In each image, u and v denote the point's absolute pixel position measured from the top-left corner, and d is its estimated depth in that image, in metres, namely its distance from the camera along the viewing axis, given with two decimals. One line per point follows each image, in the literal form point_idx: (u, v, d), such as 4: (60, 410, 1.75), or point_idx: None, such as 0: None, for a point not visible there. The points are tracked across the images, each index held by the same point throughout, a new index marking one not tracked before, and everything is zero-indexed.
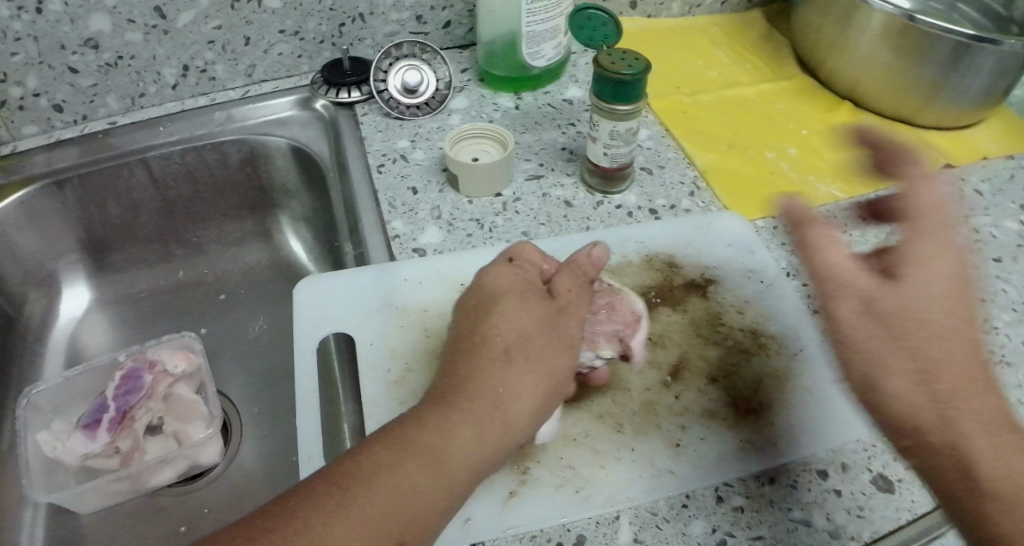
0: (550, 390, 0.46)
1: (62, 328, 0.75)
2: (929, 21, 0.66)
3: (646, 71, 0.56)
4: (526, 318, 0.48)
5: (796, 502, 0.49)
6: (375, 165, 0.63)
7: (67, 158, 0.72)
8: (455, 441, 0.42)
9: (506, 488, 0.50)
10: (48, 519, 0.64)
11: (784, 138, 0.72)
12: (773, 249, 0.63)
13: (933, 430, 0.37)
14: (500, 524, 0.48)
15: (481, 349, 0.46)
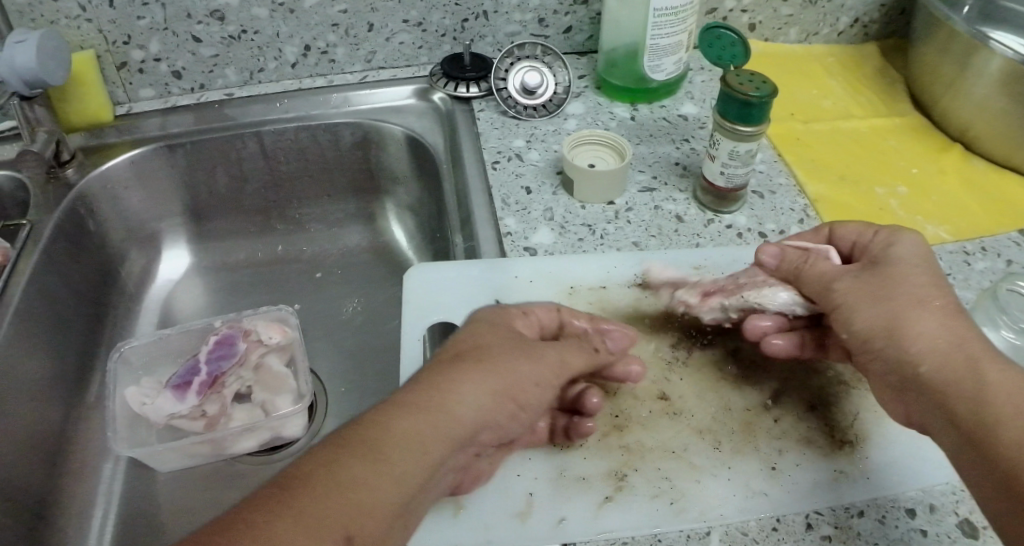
0: (498, 393, 0.43)
1: (159, 287, 0.77)
2: None
3: (774, 95, 0.54)
4: (519, 339, 0.47)
5: (884, 538, 0.45)
6: (490, 161, 0.65)
7: (181, 124, 0.74)
8: (405, 439, 0.39)
9: (602, 493, 0.47)
10: (129, 472, 0.66)
11: (895, 175, 0.71)
12: None
13: (965, 408, 0.40)
14: (594, 527, 0.45)
15: (448, 360, 0.45)
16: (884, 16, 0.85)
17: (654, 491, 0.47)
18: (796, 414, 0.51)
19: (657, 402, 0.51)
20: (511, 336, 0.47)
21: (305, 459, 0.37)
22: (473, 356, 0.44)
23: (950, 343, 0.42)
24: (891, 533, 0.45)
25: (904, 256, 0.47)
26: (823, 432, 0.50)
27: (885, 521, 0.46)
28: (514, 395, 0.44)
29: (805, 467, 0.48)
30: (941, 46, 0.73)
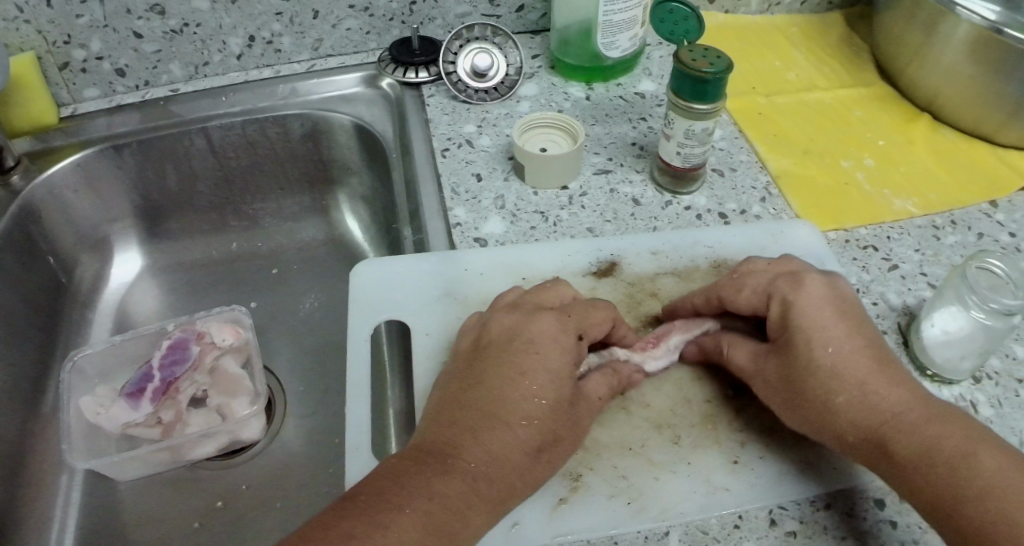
0: (546, 446, 0.42)
1: (113, 291, 0.75)
2: (1017, 36, 0.61)
3: (728, 70, 0.52)
4: (557, 362, 0.45)
5: (850, 530, 0.44)
6: (439, 149, 0.63)
7: (127, 123, 0.72)
8: (440, 503, 0.38)
9: (556, 494, 0.45)
10: (87, 484, 0.64)
11: (861, 147, 0.69)
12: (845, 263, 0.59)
13: (904, 459, 0.40)
14: (549, 531, 0.44)
15: (484, 393, 0.43)
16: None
17: (612, 490, 0.46)
18: (759, 403, 0.50)
19: (613, 395, 0.50)
20: (556, 376, 0.44)
21: (347, 511, 0.38)
22: (521, 402, 0.42)
23: (867, 406, 0.42)
24: (857, 526, 0.44)
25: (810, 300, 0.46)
26: (787, 421, 0.49)
27: (851, 513, 0.45)
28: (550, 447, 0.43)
29: (768, 460, 0.47)
30: (907, 12, 0.71)
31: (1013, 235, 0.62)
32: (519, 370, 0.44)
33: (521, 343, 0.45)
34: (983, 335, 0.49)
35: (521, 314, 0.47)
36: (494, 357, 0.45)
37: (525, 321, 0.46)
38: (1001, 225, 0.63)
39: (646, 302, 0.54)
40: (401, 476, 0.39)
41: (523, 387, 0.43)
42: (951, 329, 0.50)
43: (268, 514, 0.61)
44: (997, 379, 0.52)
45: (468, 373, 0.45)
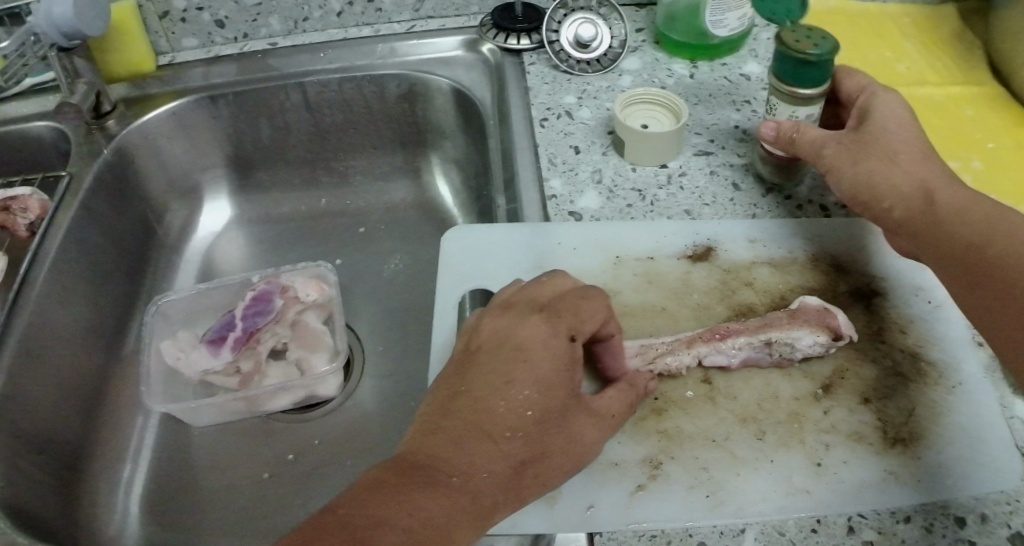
0: (535, 456, 0.40)
1: (201, 239, 0.76)
2: None
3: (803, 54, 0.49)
4: (549, 369, 0.42)
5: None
6: (538, 118, 0.61)
7: (226, 74, 0.72)
8: (421, 515, 0.35)
9: (636, 481, 0.44)
10: (161, 426, 0.65)
11: (970, 148, 0.66)
12: None
13: (925, 230, 0.47)
14: (623, 517, 0.43)
15: (469, 402, 0.40)
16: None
17: (690, 481, 0.44)
18: (848, 406, 0.47)
19: (698, 385, 0.49)
20: (546, 381, 0.41)
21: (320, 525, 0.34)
22: (513, 405, 0.40)
23: (909, 175, 0.49)
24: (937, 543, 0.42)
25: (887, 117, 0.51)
26: (875, 427, 0.46)
27: (931, 529, 0.42)
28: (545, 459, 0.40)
29: (853, 466, 0.45)
30: None
31: None
32: (505, 378, 0.41)
33: (510, 349, 0.43)
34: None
35: (514, 313, 0.45)
36: (484, 361, 0.43)
37: (515, 326, 0.44)
38: None
39: (739, 292, 0.53)
40: (379, 489, 0.36)
41: (515, 396, 0.40)
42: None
43: (336, 471, 0.61)
44: None
45: (460, 378, 0.42)
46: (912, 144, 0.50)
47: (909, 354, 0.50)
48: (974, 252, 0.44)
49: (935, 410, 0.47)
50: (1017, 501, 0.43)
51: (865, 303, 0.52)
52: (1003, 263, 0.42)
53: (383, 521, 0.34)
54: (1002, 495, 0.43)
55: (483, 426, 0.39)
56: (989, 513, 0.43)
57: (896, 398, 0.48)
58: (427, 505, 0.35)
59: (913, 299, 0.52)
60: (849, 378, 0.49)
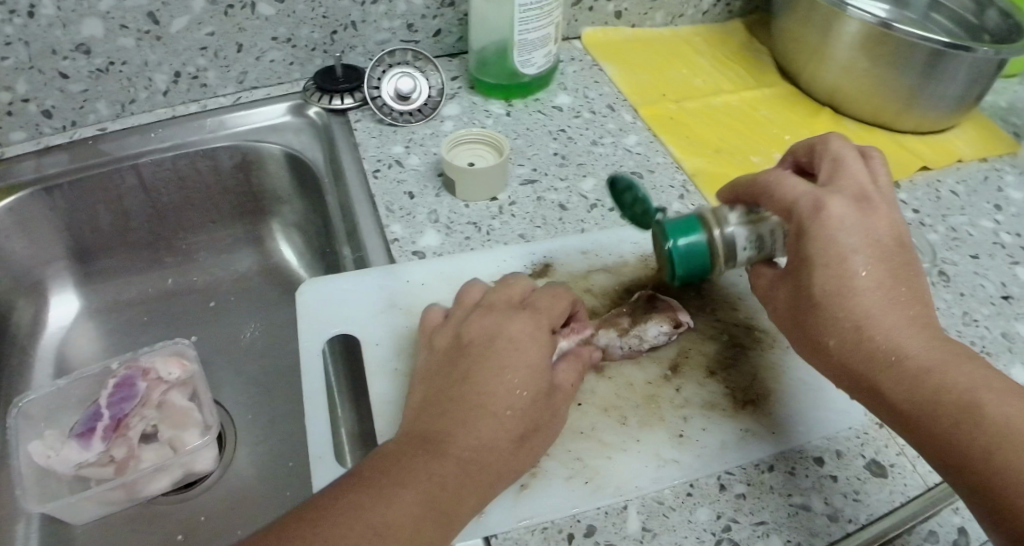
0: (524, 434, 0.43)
1: (51, 336, 0.74)
2: (905, 29, 0.69)
3: (671, 241, 0.49)
4: (536, 358, 0.45)
5: (794, 488, 0.48)
6: (371, 170, 0.65)
7: (57, 164, 0.71)
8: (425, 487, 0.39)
9: (518, 481, 0.47)
10: (43, 529, 0.63)
11: (768, 141, 0.74)
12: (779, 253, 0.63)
13: (846, 343, 0.44)
14: (515, 515, 0.46)
15: (457, 395, 0.43)
16: None
17: (569, 472, 0.48)
18: (696, 380, 0.53)
19: None
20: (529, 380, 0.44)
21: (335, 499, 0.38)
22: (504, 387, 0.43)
23: (844, 282, 0.44)
24: (801, 483, 0.48)
25: (851, 175, 0.49)
26: (724, 394, 0.53)
27: (794, 472, 0.49)
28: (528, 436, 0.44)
29: (710, 431, 0.50)
30: (803, 15, 0.78)
31: (916, 211, 0.71)
32: (487, 375, 0.44)
33: (495, 341, 0.45)
34: None
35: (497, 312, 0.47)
36: (471, 358, 0.45)
37: (501, 321, 0.46)
38: (904, 203, 0.71)
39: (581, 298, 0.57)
40: (373, 473, 0.40)
41: (506, 380, 0.43)
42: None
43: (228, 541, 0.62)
44: None
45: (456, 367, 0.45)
46: (856, 179, 0.48)
47: (742, 327, 0.57)
48: (926, 397, 0.41)
49: (770, 370, 0.54)
50: (866, 434, 0.51)
51: (696, 290, 0.60)
52: (936, 406, 0.40)
53: (381, 499, 0.38)
54: (852, 431, 0.51)
55: (469, 416, 0.42)
56: (844, 448, 0.50)
57: (735, 366, 0.54)
58: (418, 490, 0.39)
59: (738, 280, 0.61)
60: (693, 357, 0.55)
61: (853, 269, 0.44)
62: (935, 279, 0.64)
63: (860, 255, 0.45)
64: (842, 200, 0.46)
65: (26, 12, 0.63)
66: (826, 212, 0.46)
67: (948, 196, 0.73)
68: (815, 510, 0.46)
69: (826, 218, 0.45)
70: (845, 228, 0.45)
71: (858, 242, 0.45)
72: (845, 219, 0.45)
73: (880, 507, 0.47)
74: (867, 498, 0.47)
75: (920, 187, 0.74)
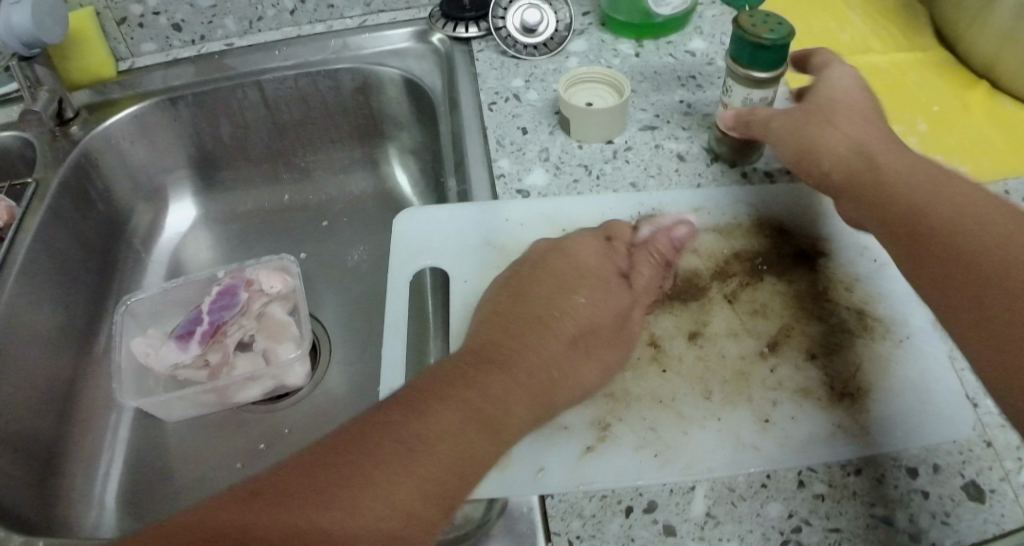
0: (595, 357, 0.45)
1: (167, 241, 0.78)
2: None
3: (792, 36, 0.53)
4: (597, 281, 0.48)
5: (879, 498, 0.43)
6: (487, 102, 0.62)
7: (182, 77, 0.74)
8: (483, 402, 0.40)
9: (584, 443, 0.46)
10: (136, 422, 0.67)
11: (914, 112, 0.70)
12: None
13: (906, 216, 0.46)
14: (574, 478, 0.44)
15: (511, 328, 0.45)
16: None
17: (638, 442, 0.46)
18: (793, 362, 0.49)
19: (645, 348, 0.49)
20: (577, 306, 0.46)
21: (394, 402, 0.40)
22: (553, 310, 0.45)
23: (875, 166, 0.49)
24: (888, 493, 0.43)
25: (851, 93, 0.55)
26: (822, 382, 0.48)
27: (882, 480, 0.44)
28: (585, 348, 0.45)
29: (799, 420, 0.46)
30: None
31: None
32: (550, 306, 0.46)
33: (559, 258, 0.49)
34: None
35: (576, 239, 0.50)
36: (533, 289, 0.47)
37: (579, 247, 0.50)
38: None
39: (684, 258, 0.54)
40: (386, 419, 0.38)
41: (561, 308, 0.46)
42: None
43: None
44: None
45: (518, 291, 0.48)
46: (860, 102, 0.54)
47: (856, 311, 0.51)
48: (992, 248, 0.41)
49: (880, 364, 0.49)
50: (971, 450, 0.45)
51: (811, 263, 0.54)
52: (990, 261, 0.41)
53: (458, 407, 0.39)
54: (956, 445, 0.45)
55: (534, 332, 0.44)
56: (943, 463, 0.44)
57: (841, 353, 0.49)
58: (480, 408, 0.40)
59: (859, 258, 0.54)
60: (794, 334, 0.50)
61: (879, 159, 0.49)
62: None
63: (850, 98, 0.54)
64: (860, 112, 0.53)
65: None
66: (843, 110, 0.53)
67: None
68: (896, 525, 0.42)
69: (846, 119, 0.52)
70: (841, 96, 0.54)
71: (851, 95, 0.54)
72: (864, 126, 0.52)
73: (970, 535, 0.41)
74: (958, 523, 0.42)
75: None
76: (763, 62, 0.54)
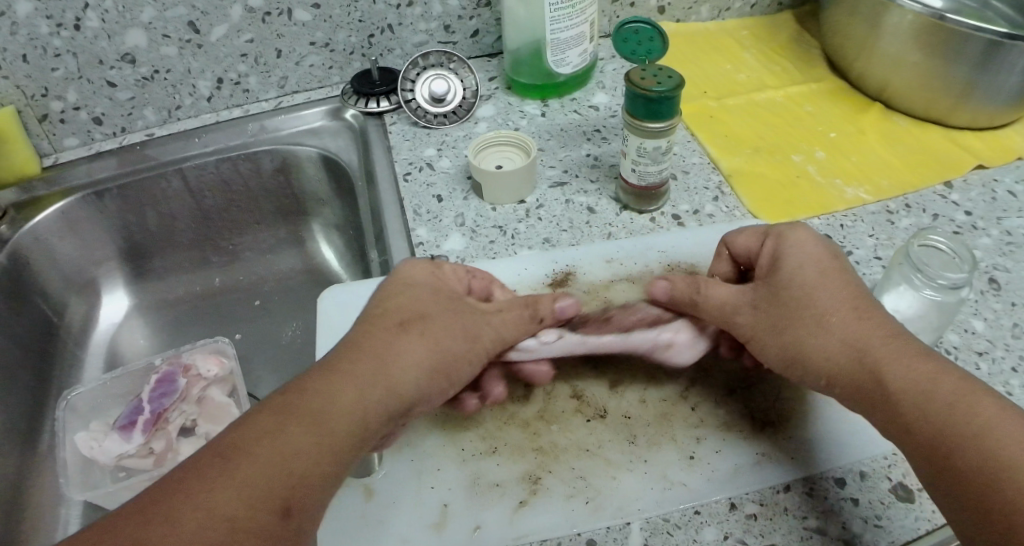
0: (441, 363, 0.46)
1: (102, 333, 0.77)
2: (957, 20, 0.66)
3: (680, 88, 0.53)
4: (452, 301, 0.49)
5: (811, 511, 0.45)
6: (401, 173, 0.65)
7: (106, 169, 0.75)
8: (331, 408, 0.41)
9: (517, 497, 0.46)
10: (85, 517, 0.66)
11: (812, 141, 0.74)
12: (864, 242, 0.62)
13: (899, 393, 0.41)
14: (510, 532, 0.45)
15: (368, 344, 0.44)
16: None
17: (569, 491, 0.46)
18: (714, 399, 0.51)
19: (569, 400, 0.51)
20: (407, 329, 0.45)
21: (245, 420, 0.40)
22: (415, 326, 0.46)
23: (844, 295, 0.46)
24: (820, 505, 0.45)
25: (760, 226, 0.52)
26: (742, 415, 0.50)
27: (813, 493, 0.45)
28: (445, 364, 0.46)
29: (724, 454, 0.48)
30: (851, 7, 0.76)
31: (968, 213, 0.66)
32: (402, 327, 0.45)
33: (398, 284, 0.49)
34: (937, 310, 0.50)
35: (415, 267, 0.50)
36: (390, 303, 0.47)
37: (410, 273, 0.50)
38: (955, 204, 0.67)
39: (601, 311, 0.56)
40: (233, 444, 0.38)
41: (407, 327, 0.46)
42: (899, 310, 0.52)
43: None
44: (956, 354, 0.54)
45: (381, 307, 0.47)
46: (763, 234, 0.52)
47: None
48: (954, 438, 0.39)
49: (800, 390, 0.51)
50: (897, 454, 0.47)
51: None
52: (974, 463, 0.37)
53: (310, 418, 0.40)
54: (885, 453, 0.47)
55: (390, 354, 0.44)
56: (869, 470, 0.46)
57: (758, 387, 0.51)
58: (329, 412, 0.41)
59: None
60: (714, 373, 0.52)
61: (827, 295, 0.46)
62: (983, 288, 0.59)
63: (840, 300, 0.46)
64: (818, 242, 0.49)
65: (73, 25, 0.67)
66: (799, 241, 0.49)
67: (1006, 197, 0.68)
68: (830, 535, 0.43)
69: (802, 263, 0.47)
70: (803, 262, 0.47)
71: (813, 277, 0.47)
72: (815, 261, 0.48)
73: (902, 534, 0.43)
74: (890, 524, 0.43)
75: (975, 187, 0.69)
76: (658, 113, 0.54)
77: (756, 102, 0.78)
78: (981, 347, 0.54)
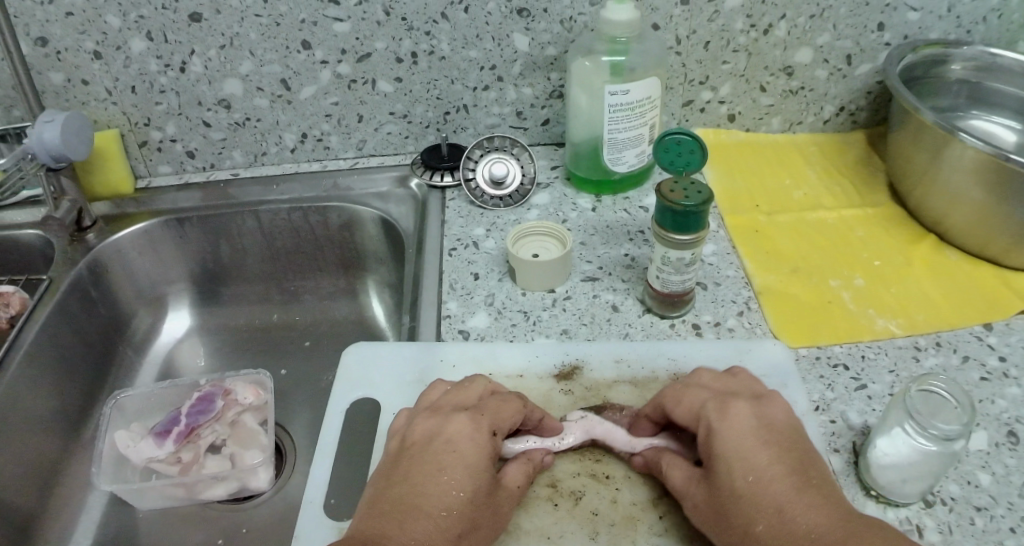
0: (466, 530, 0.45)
1: (162, 347, 0.84)
2: (1022, 162, 0.65)
3: (708, 204, 0.55)
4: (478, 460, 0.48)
5: None
6: (447, 248, 0.70)
7: (191, 200, 0.82)
8: None
9: None
10: (107, 507, 0.70)
11: (854, 268, 0.74)
12: (889, 379, 0.62)
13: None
14: None
15: (394, 513, 0.44)
16: (870, 104, 0.90)
17: None
18: (685, 509, 0.51)
19: (544, 487, 0.53)
20: (454, 501, 0.45)
21: None
22: (436, 495, 0.46)
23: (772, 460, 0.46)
24: None
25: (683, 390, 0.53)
26: None
27: None
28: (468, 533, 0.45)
29: None
30: (913, 135, 0.76)
31: (1002, 358, 0.64)
32: (425, 494, 0.46)
33: (429, 435, 0.49)
34: (933, 459, 0.50)
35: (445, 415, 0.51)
36: (418, 462, 0.48)
37: (443, 423, 0.50)
38: (991, 348, 0.65)
39: (597, 407, 0.57)
40: None
41: (436, 495, 0.46)
42: (892, 453, 0.51)
43: None
44: (951, 506, 0.53)
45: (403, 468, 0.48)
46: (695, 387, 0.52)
47: None
48: None
49: None
50: None
51: None
52: None
53: None
54: None
55: (418, 525, 0.44)
56: None
57: None
58: None
59: None
60: None
61: (758, 461, 0.46)
62: (1001, 440, 0.57)
63: (774, 470, 0.46)
64: (738, 403, 0.50)
65: (179, 67, 0.75)
66: (724, 411, 0.49)
67: None
68: None
69: (731, 429, 0.48)
70: (737, 444, 0.47)
71: (745, 446, 0.47)
72: (744, 422, 0.49)
73: None
74: None
75: (1018, 332, 0.67)
76: (685, 226, 0.56)
77: (806, 221, 0.79)
78: (982, 502, 0.53)
